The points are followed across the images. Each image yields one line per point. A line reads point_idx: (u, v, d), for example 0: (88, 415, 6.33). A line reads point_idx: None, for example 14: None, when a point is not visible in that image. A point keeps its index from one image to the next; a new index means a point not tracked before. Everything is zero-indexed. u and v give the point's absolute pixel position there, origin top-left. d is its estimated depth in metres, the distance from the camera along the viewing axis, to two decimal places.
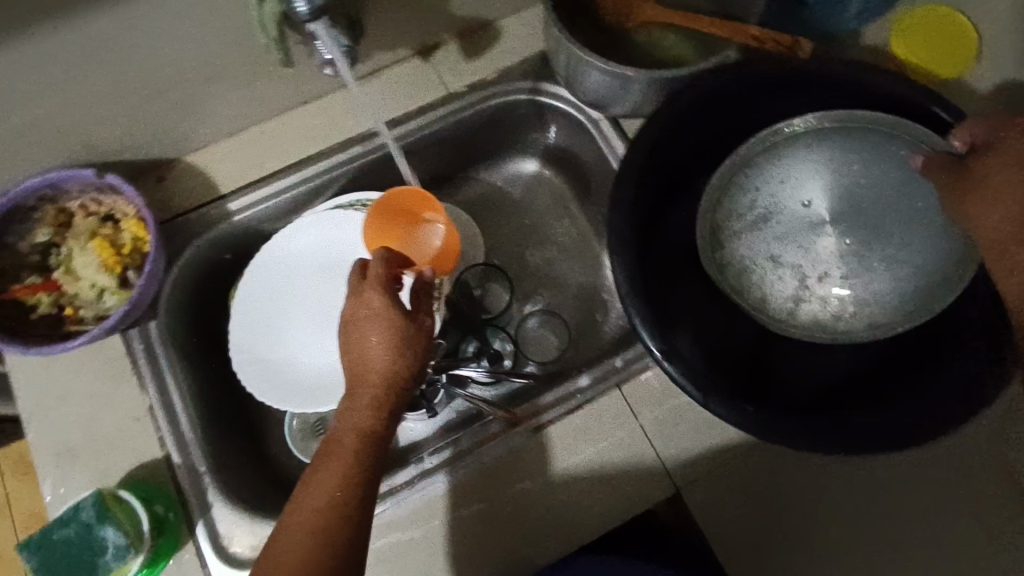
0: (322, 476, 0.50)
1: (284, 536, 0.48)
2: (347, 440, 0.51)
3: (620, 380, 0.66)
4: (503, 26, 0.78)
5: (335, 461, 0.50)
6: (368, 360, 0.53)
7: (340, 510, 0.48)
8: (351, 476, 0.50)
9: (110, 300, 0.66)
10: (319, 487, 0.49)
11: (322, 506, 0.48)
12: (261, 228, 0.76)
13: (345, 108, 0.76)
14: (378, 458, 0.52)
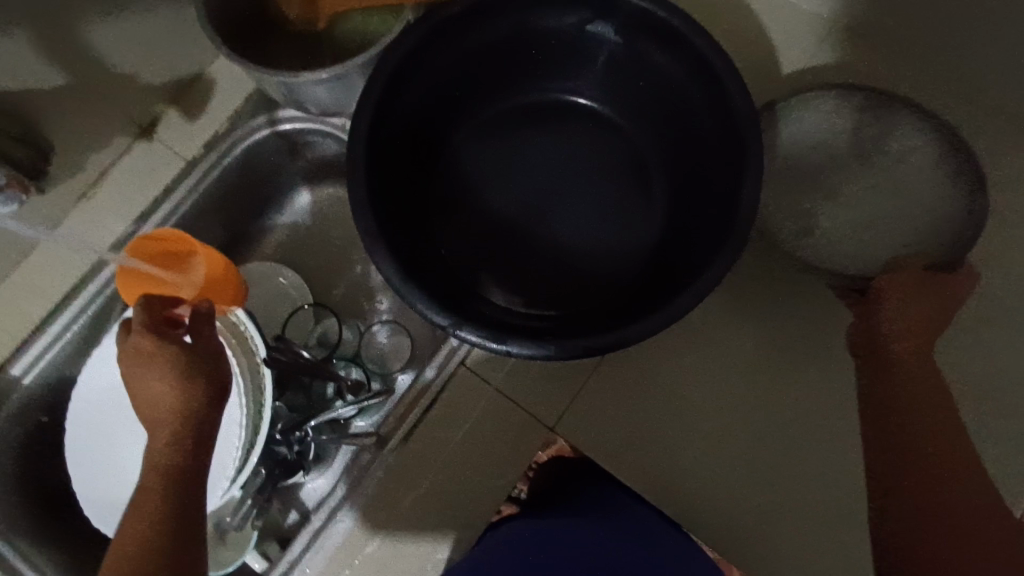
0: (127, 533, 0.46)
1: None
2: (150, 485, 0.49)
3: (462, 355, 0.66)
4: (211, 72, 0.75)
5: (140, 509, 0.47)
6: (156, 401, 0.52)
7: (147, 557, 0.45)
8: (157, 517, 0.47)
9: None
10: (127, 543, 0.46)
11: (132, 561, 0.45)
12: (62, 375, 0.71)
13: (89, 221, 0.71)
14: (190, 493, 0.49)
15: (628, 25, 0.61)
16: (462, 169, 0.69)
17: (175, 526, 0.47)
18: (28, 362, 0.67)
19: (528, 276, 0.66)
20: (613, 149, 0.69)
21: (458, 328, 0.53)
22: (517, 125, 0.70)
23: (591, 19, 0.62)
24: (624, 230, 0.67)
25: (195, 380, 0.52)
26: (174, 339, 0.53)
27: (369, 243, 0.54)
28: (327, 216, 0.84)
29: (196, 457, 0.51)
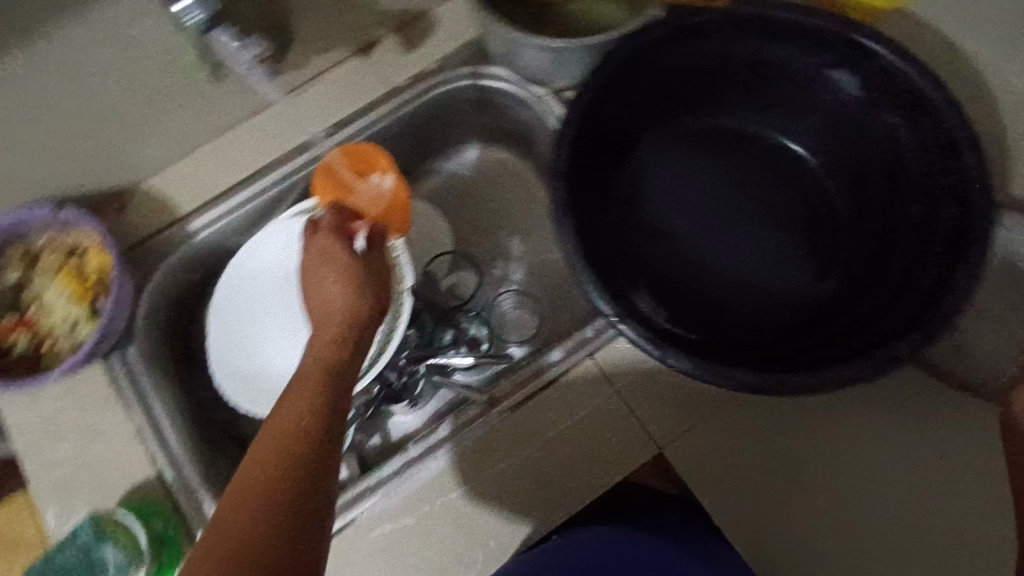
0: (289, 408, 0.49)
1: (253, 469, 0.46)
2: (315, 372, 0.52)
3: (592, 348, 0.67)
4: (438, 12, 0.77)
5: (304, 390, 0.51)
6: (327, 299, 0.58)
7: (306, 434, 0.48)
8: (317, 402, 0.50)
9: (84, 331, 0.67)
10: (290, 416, 0.49)
11: (293, 431, 0.48)
12: (226, 243, 0.77)
13: (292, 116, 0.76)
14: (345, 391, 0.52)
15: (875, 83, 0.59)
16: (646, 172, 0.69)
17: (331, 413, 0.50)
18: (207, 222, 0.74)
19: (681, 294, 0.66)
20: (799, 200, 0.69)
21: (623, 321, 0.53)
22: (712, 147, 0.71)
23: (836, 67, 0.61)
24: (788, 281, 0.66)
25: (366, 290, 0.58)
26: (349, 249, 0.61)
27: (562, 215, 0.55)
28: (490, 177, 0.87)
29: (354, 358, 0.55)
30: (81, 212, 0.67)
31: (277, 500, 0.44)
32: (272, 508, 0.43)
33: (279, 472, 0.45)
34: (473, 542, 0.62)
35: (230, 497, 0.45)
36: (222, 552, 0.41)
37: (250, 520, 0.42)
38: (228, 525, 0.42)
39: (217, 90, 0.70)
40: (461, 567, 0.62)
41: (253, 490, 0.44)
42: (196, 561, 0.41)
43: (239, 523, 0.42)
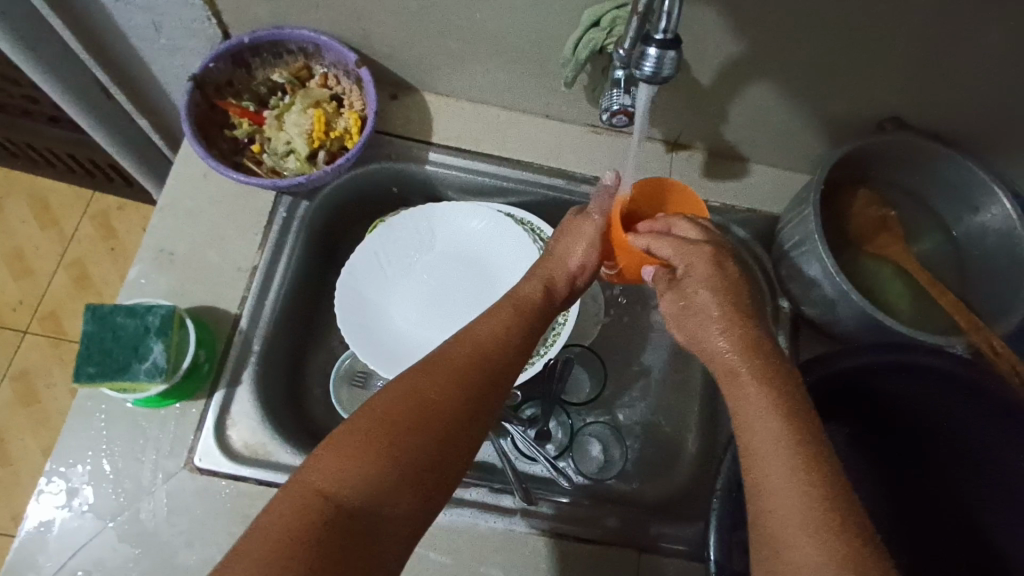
0: (437, 361, 0.50)
1: (388, 396, 0.46)
2: (473, 335, 0.52)
3: (646, 546, 0.61)
4: (752, 169, 0.76)
5: (509, 314, 0.55)
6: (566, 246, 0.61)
7: (439, 386, 0.47)
8: (465, 360, 0.50)
9: (291, 163, 0.69)
10: (491, 328, 0.53)
11: (490, 337, 0.52)
12: (438, 186, 0.78)
13: (574, 143, 0.76)
14: (496, 356, 0.52)
15: None
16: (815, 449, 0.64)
17: (469, 382, 0.48)
18: (442, 162, 0.75)
19: None
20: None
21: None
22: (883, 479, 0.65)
23: None
24: None
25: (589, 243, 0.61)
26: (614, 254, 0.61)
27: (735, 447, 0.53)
28: None
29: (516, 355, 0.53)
30: (371, 78, 0.68)
31: (466, 385, 0.48)
32: (461, 386, 0.48)
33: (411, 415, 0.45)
34: None
35: (423, 363, 0.50)
36: (409, 404, 0.46)
37: (439, 387, 0.47)
38: (422, 381, 0.48)
39: (547, 83, 0.70)
40: None
41: (447, 366, 0.49)
42: (389, 403, 0.46)
43: (431, 385, 0.47)
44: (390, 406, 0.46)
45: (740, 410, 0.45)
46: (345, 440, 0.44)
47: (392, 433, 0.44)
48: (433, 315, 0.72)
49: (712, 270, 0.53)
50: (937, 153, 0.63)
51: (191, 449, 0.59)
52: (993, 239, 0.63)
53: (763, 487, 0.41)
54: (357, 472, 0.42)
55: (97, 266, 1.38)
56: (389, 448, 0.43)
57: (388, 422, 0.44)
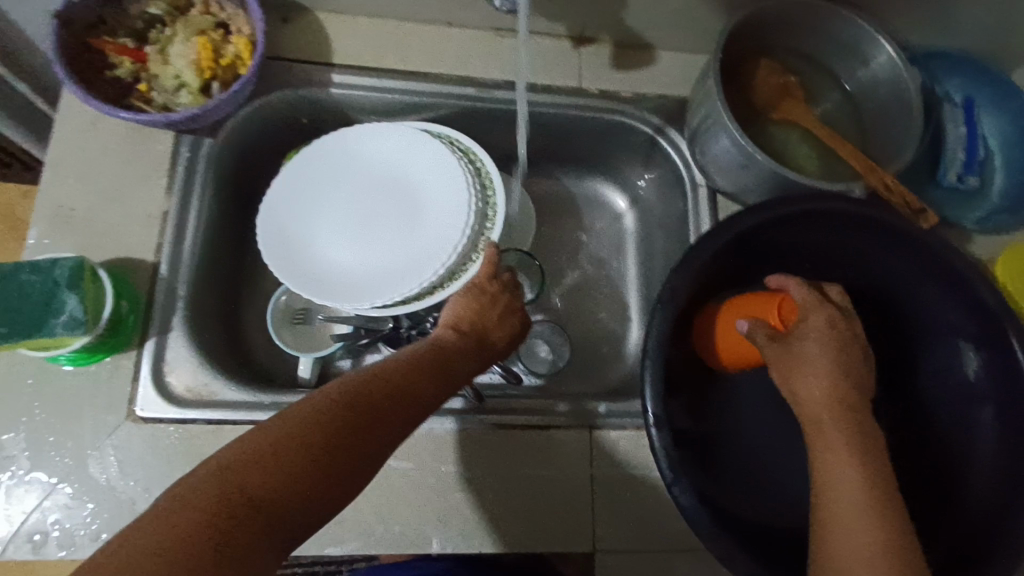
0: (242, 449, 0.41)
1: (158, 510, 0.37)
2: (305, 411, 0.45)
3: (595, 423, 0.65)
4: (659, 55, 0.77)
5: (374, 382, 0.48)
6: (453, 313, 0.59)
7: (234, 483, 0.39)
8: (282, 441, 0.42)
9: (184, 98, 0.65)
10: (309, 408, 0.45)
11: (355, 415, 0.45)
12: (349, 111, 0.76)
13: (479, 49, 0.75)
14: (336, 425, 0.44)
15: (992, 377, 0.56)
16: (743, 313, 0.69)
17: (273, 475, 0.40)
18: (347, 83, 0.72)
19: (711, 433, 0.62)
20: None
21: (657, 428, 0.52)
22: None
23: (968, 340, 0.58)
24: None
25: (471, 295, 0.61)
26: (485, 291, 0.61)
27: (660, 308, 0.55)
28: (644, 239, 0.83)
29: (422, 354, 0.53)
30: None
31: (243, 487, 0.39)
32: (250, 485, 0.39)
33: (179, 528, 0.36)
34: (381, 515, 0.59)
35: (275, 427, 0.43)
36: (177, 518, 0.37)
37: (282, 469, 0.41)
38: (269, 456, 0.41)
39: None
40: (357, 531, 0.59)
41: (245, 456, 0.41)
42: (158, 514, 0.37)
43: (276, 460, 0.41)
44: (159, 517, 0.37)
45: (836, 485, 0.47)
46: (162, 513, 0.37)
47: (202, 519, 0.37)
48: (360, 241, 0.71)
49: (824, 384, 0.51)
50: (826, 10, 0.64)
51: (132, 401, 0.58)
52: (884, 88, 0.66)
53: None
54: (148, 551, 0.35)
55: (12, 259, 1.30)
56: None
57: (215, 495, 0.38)
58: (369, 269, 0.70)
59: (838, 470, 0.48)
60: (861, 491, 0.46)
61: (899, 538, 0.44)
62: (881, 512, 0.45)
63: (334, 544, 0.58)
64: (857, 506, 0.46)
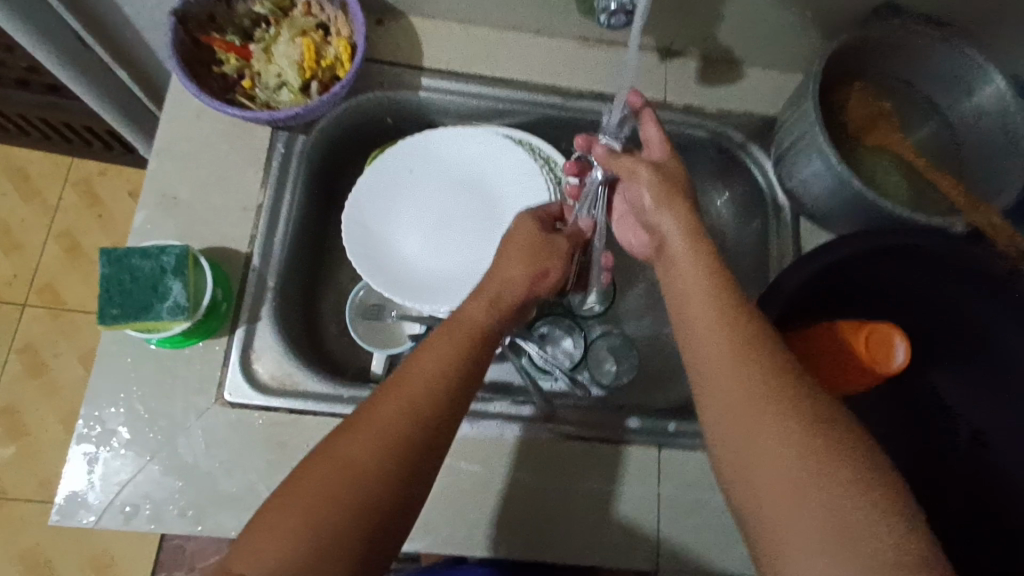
0: (368, 424, 0.45)
1: (312, 479, 0.43)
2: (410, 383, 0.47)
3: (664, 442, 0.65)
4: (747, 72, 0.76)
5: (453, 338, 0.51)
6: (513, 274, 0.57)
7: (378, 460, 0.44)
8: (411, 416, 0.46)
9: (285, 96, 0.67)
10: (415, 379, 0.48)
11: (452, 372, 0.49)
12: (435, 115, 0.77)
13: (567, 59, 0.75)
14: (433, 394, 0.47)
15: None
16: None
17: (402, 448, 0.45)
18: (436, 87, 0.74)
19: None
20: None
21: None
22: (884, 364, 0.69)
23: None
24: None
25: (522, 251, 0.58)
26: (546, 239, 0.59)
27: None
28: None
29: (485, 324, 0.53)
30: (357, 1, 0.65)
31: (386, 461, 0.44)
32: (389, 459, 0.44)
33: (348, 502, 0.42)
34: (447, 514, 0.61)
35: (387, 409, 0.46)
36: (343, 487, 0.42)
37: (410, 445, 0.45)
38: (402, 438, 0.45)
39: None
40: (423, 528, 0.60)
41: (375, 431, 0.45)
42: (312, 479, 0.43)
43: (405, 434, 0.45)
44: (317, 489, 0.42)
45: (708, 347, 0.45)
46: (319, 477, 0.43)
47: (374, 493, 0.43)
48: (439, 243, 0.73)
49: (695, 272, 0.49)
50: (933, 37, 0.63)
51: (220, 384, 0.61)
52: (989, 120, 0.64)
53: (778, 462, 0.40)
54: (331, 523, 0.41)
55: (89, 233, 1.36)
56: (314, 542, 0.41)
57: (373, 474, 0.43)
58: (446, 270, 0.72)
59: (708, 352, 0.45)
60: (727, 339, 0.45)
61: (791, 396, 0.42)
62: (750, 364, 0.43)
63: (403, 539, 0.60)
64: (726, 352, 0.44)
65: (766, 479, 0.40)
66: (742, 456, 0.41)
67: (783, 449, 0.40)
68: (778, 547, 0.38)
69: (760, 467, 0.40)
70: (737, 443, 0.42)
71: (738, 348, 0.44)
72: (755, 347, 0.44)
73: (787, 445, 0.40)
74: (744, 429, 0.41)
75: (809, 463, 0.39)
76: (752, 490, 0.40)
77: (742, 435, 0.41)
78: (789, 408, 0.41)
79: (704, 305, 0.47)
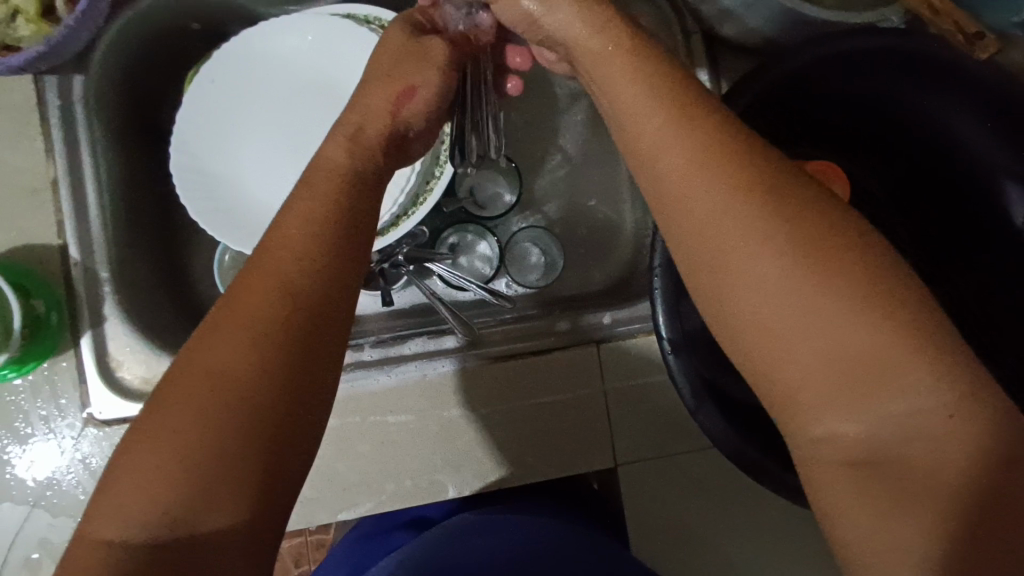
0: (222, 316, 0.33)
1: (165, 397, 0.32)
2: (270, 258, 0.35)
3: (601, 337, 0.59)
4: None
5: (315, 200, 0.38)
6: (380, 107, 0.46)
7: (246, 354, 0.32)
8: (280, 297, 0.34)
9: (24, 30, 0.49)
10: (277, 249, 0.36)
11: (321, 240, 0.36)
12: (249, 5, 0.60)
13: None
14: (306, 265, 0.35)
15: None
16: None
17: (279, 337, 0.33)
18: None
19: None
20: None
21: (675, 354, 0.46)
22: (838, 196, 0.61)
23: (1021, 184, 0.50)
24: None
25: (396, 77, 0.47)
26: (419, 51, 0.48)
27: None
28: None
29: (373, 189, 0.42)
30: None
31: (256, 353, 0.32)
32: (263, 349, 0.33)
33: (219, 413, 0.31)
34: (387, 470, 0.56)
35: (248, 296, 0.34)
36: (200, 391, 0.31)
37: (288, 326, 0.33)
38: (271, 323, 0.33)
39: None
40: (365, 492, 0.55)
41: (231, 321, 0.33)
42: (162, 402, 0.32)
43: (276, 317, 0.33)
44: (170, 409, 0.31)
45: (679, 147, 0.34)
46: (181, 396, 0.31)
47: (256, 394, 0.32)
48: (300, 167, 0.60)
49: (634, 77, 0.37)
50: None
51: (85, 404, 0.52)
52: None
53: (813, 272, 0.30)
54: (196, 449, 0.31)
55: None
56: (184, 467, 0.30)
57: (245, 375, 0.32)
58: None
59: (668, 166, 0.34)
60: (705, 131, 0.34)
61: (786, 191, 0.32)
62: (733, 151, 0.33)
63: (346, 509, 0.55)
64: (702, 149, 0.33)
65: (802, 301, 0.30)
66: (757, 274, 0.31)
67: (803, 257, 0.31)
68: (790, 393, 0.31)
69: (789, 286, 0.30)
70: (740, 250, 0.32)
71: (694, 154, 0.33)
72: (714, 143, 0.33)
73: (797, 243, 0.31)
74: (753, 237, 0.31)
75: (841, 268, 0.30)
76: (785, 321, 0.31)
77: (746, 253, 0.31)
78: (794, 207, 0.32)
79: (657, 106, 0.35)
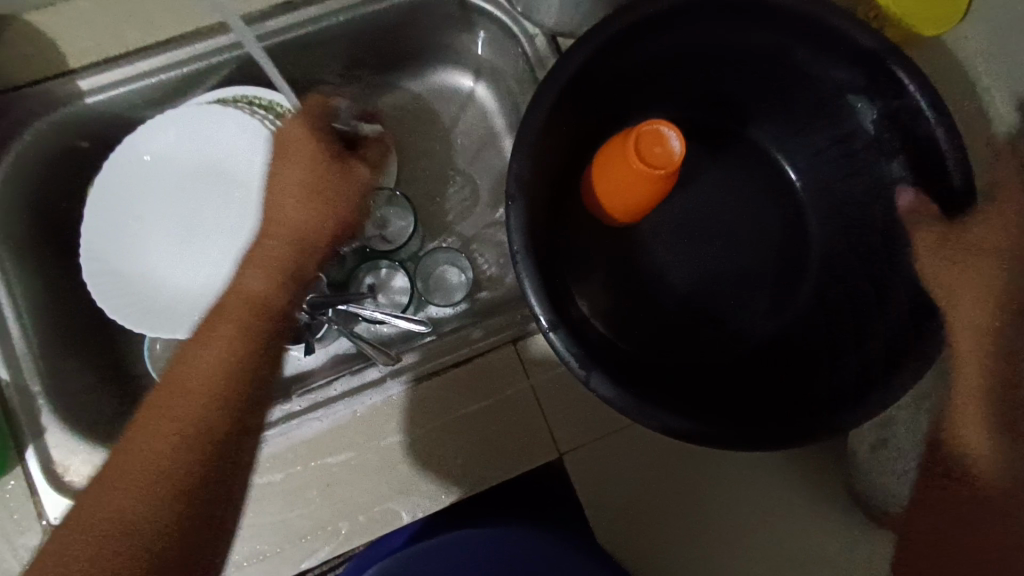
0: (150, 437, 0.45)
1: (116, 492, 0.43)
2: (195, 379, 0.47)
3: (516, 335, 0.61)
4: None
5: (232, 321, 0.49)
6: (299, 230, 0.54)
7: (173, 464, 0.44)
8: (203, 419, 0.46)
9: None
10: (201, 364, 0.47)
11: (228, 365, 0.48)
12: (127, 113, 0.64)
13: None
14: (215, 390, 0.47)
15: (891, 120, 0.53)
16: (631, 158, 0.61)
17: (202, 445, 0.45)
18: (101, 85, 0.60)
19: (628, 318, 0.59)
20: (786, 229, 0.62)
21: (554, 331, 0.47)
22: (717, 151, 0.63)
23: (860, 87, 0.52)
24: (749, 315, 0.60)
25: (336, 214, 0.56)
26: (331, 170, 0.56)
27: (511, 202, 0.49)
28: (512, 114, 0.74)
29: (292, 301, 0.53)
30: None
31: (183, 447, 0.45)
32: (185, 460, 0.44)
33: (153, 484, 0.43)
34: (339, 510, 0.57)
35: (162, 420, 0.45)
36: (146, 479, 0.43)
37: (193, 471, 0.44)
38: (184, 449, 0.44)
39: None
40: (321, 536, 0.57)
41: (160, 445, 0.45)
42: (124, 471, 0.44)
43: (201, 420, 0.46)
44: (128, 467, 0.44)
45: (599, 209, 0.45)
46: (135, 460, 0.44)
47: (173, 478, 0.44)
48: (205, 248, 0.63)
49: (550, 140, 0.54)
50: None
51: (42, 513, 0.54)
52: None
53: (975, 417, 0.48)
54: (138, 507, 0.42)
55: None
56: (141, 524, 0.42)
57: (168, 489, 0.43)
58: (228, 272, 0.63)
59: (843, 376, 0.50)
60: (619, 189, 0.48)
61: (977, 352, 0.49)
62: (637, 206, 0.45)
63: (307, 556, 0.57)
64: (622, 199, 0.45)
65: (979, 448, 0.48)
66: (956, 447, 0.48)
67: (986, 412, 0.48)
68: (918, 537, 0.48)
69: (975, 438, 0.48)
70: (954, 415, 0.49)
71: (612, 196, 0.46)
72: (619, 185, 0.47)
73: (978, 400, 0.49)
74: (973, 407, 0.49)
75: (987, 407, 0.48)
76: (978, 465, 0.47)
77: (965, 423, 0.48)
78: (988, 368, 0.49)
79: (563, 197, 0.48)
